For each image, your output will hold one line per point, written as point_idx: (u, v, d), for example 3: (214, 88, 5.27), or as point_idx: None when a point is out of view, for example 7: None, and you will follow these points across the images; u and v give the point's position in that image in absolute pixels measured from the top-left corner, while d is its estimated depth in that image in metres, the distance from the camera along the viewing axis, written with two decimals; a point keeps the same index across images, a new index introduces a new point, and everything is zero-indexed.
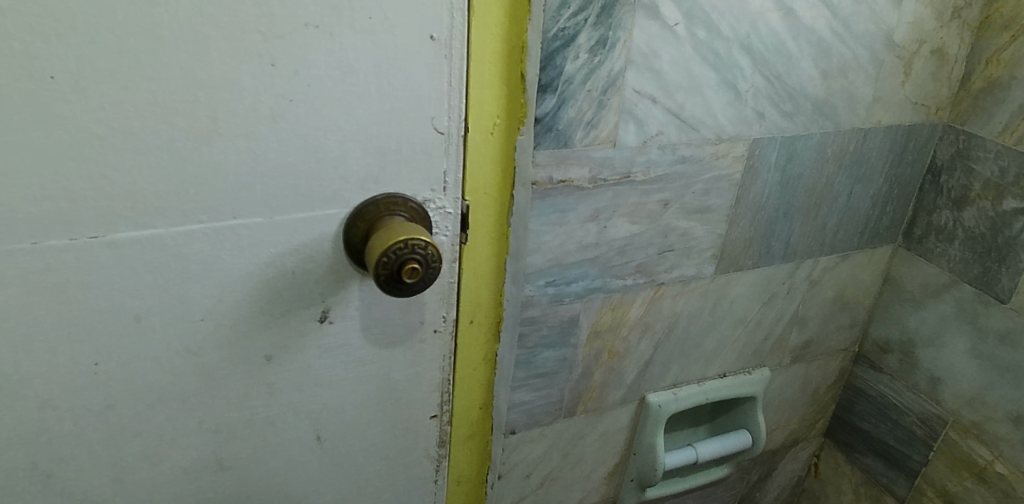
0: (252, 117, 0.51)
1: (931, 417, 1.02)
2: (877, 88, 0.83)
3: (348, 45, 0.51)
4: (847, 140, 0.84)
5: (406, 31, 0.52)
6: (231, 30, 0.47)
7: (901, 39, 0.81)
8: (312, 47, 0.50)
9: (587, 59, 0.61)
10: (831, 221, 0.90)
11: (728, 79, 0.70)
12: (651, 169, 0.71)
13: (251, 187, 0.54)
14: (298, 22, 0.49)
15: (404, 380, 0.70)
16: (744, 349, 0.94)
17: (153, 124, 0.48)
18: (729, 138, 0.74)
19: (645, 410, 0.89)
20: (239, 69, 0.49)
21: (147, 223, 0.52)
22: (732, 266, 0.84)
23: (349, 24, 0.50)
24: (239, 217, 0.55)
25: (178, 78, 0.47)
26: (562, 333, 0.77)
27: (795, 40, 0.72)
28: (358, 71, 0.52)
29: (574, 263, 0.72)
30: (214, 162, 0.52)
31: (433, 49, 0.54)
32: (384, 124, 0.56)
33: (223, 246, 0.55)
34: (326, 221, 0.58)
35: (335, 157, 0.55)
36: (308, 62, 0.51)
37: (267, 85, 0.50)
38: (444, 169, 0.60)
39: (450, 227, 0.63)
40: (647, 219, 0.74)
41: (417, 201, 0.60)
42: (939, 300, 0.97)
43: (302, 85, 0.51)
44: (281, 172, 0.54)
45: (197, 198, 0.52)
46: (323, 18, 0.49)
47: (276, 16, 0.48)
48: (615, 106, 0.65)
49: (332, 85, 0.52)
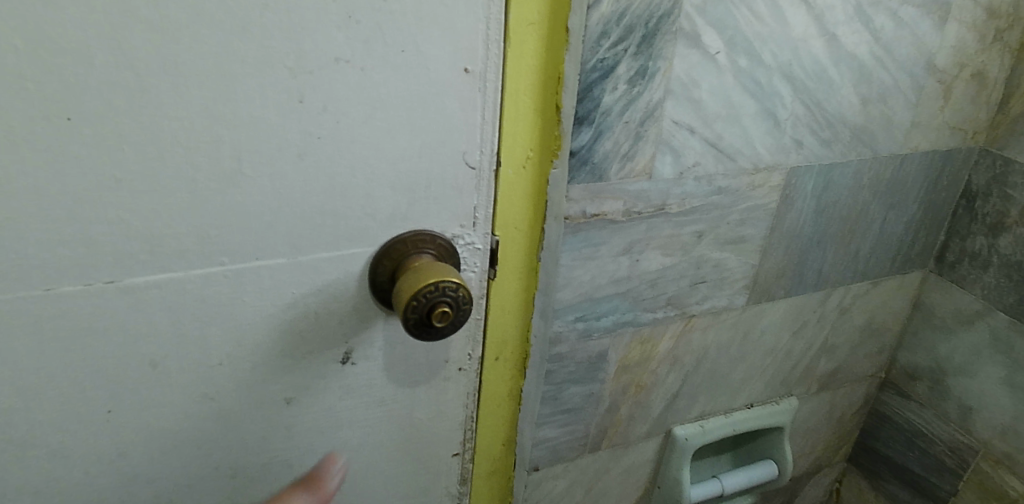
0: (277, 156, 0.48)
1: (961, 446, 0.99)
2: (915, 113, 0.80)
3: (379, 80, 0.47)
4: (883, 167, 0.81)
5: (440, 64, 0.49)
6: (256, 66, 0.44)
7: (942, 63, 0.78)
8: (341, 83, 0.47)
9: (626, 90, 0.58)
10: (864, 247, 0.87)
11: (768, 107, 0.67)
12: (686, 201, 0.68)
13: (276, 227, 0.50)
14: (328, 57, 0.45)
15: (427, 419, 0.67)
16: (772, 378, 0.91)
17: (174, 165, 0.45)
18: (767, 167, 0.71)
19: (671, 443, 0.86)
20: (265, 106, 0.46)
21: (165, 267, 0.49)
22: (763, 296, 0.81)
23: (380, 57, 0.47)
24: (262, 258, 0.51)
25: (200, 117, 0.44)
26: (590, 369, 0.74)
27: (836, 67, 0.69)
28: (388, 107, 0.49)
29: (604, 297, 0.69)
30: (236, 203, 0.48)
31: (467, 82, 0.50)
32: (415, 160, 0.52)
33: (245, 287, 0.52)
34: (353, 259, 0.55)
35: (363, 196, 0.52)
36: (336, 99, 0.47)
37: (293, 123, 0.47)
38: (473, 205, 0.56)
39: (478, 263, 0.59)
40: (680, 250, 0.71)
41: (446, 237, 0.56)
42: (971, 328, 0.94)
43: (330, 121, 0.48)
44: (305, 210, 0.51)
45: (219, 240, 0.49)
46: (355, 52, 0.46)
47: (305, 51, 0.45)
48: (652, 137, 0.62)
49: (361, 121, 0.49)
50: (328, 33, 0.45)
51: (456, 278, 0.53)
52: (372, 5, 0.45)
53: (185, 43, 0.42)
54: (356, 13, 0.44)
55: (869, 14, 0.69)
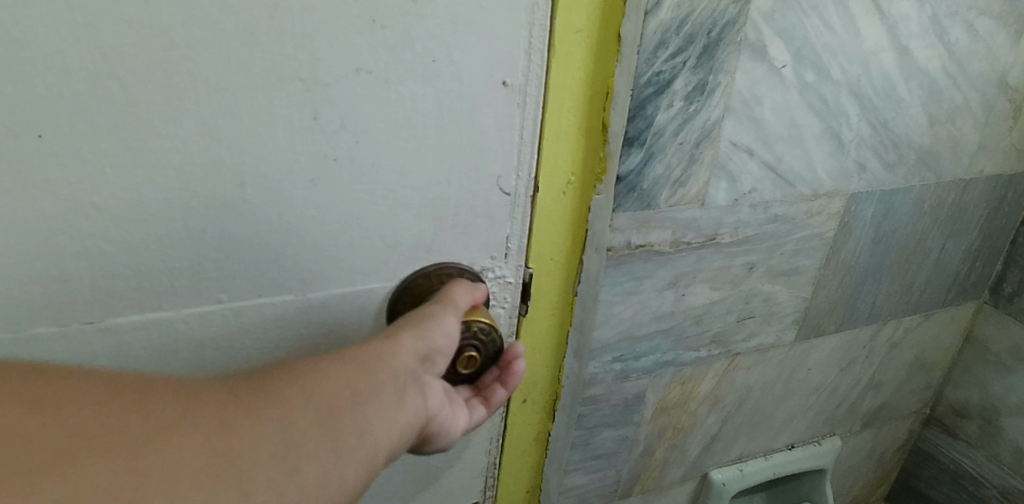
0: (285, 182, 0.41)
1: (1015, 491, 0.92)
2: (983, 135, 0.73)
3: (406, 94, 0.41)
4: (946, 192, 0.74)
5: (477, 77, 0.42)
6: (264, 76, 0.37)
7: (1015, 81, 0.71)
8: (363, 99, 0.40)
9: (682, 108, 0.51)
10: (920, 278, 0.80)
11: (833, 127, 0.60)
12: (739, 230, 0.61)
13: (282, 262, 0.43)
14: (349, 67, 0.38)
15: (447, 469, 0.58)
16: (815, 417, 0.84)
17: (166, 193, 0.38)
18: (827, 193, 0.64)
19: (707, 488, 0.79)
20: (273, 123, 0.39)
21: (155, 305, 0.41)
22: (813, 331, 0.74)
23: (408, 68, 0.40)
24: (266, 295, 0.44)
25: (198, 137, 0.37)
26: (625, 412, 0.67)
27: (906, 83, 0.62)
28: (415, 125, 0.42)
29: (644, 335, 0.62)
30: (239, 233, 0.41)
31: (507, 97, 0.43)
32: (443, 186, 0.45)
33: (244, 328, 0.45)
34: (370, 295, 0.47)
35: (384, 226, 0.45)
36: (356, 115, 0.40)
37: (305, 145, 0.40)
38: (507, 234, 0.50)
39: (508, 298, 0.53)
40: (730, 283, 0.64)
41: (474, 270, 0.49)
42: None
43: (348, 140, 0.41)
44: (314, 240, 0.43)
45: (216, 277, 0.42)
46: (380, 61, 0.39)
47: (321, 60, 0.38)
48: (707, 161, 0.55)
49: (384, 139, 0.42)
50: (348, 38, 0.38)
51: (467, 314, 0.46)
52: (400, 7, 0.38)
53: (182, 48, 0.35)
54: (383, 15, 0.38)
55: (946, 25, 0.62)
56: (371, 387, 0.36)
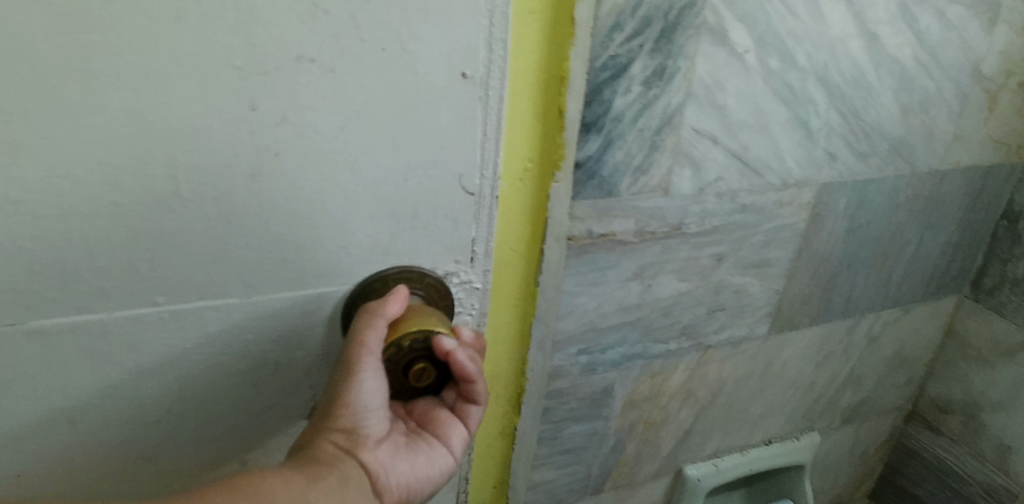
0: (224, 176, 0.39)
1: (997, 488, 0.90)
2: (958, 125, 0.72)
3: (352, 84, 0.39)
4: (922, 184, 0.74)
5: (432, 68, 0.41)
6: (194, 62, 0.36)
7: (989, 70, 0.70)
8: (304, 88, 0.38)
9: (641, 93, 0.50)
10: (898, 271, 0.79)
11: (800, 115, 0.59)
12: (706, 220, 0.60)
13: (224, 262, 0.42)
14: (288, 54, 0.37)
15: None
16: (793, 413, 0.83)
17: (94, 187, 0.37)
18: (796, 183, 0.63)
19: (682, 484, 0.78)
20: (206, 114, 0.37)
21: (90, 304, 0.40)
22: (787, 324, 0.73)
23: (355, 57, 0.39)
24: (206, 298, 0.43)
25: (127, 128, 0.36)
26: (593, 405, 0.66)
27: (876, 71, 0.61)
28: (366, 119, 0.41)
29: (610, 327, 0.61)
30: (174, 232, 0.40)
31: (465, 91, 0.42)
32: (399, 185, 0.44)
33: (186, 331, 0.43)
34: (325, 299, 0.46)
35: (334, 226, 0.43)
36: (298, 105, 0.39)
37: (244, 136, 0.38)
38: (472, 238, 0.48)
39: (476, 304, 0.52)
40: (698, 275, 0.63)
41: (437, 275, 0.48)
42: (1013, 361, 0.86)
43: (292, 134, 0.39)
44: (262, 241, 0.42)
45: (153, 277, 0.41)
46: (322, 50, 0.38)
47: (256, 44, 0.36)
48: (669, 148, 0.54)
49: (332, 134, 0.40)
50: (285, 23, 0.36)
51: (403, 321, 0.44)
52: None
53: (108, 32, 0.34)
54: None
55: (915, 12, 0.61)
56: (301, 484, 0.39)
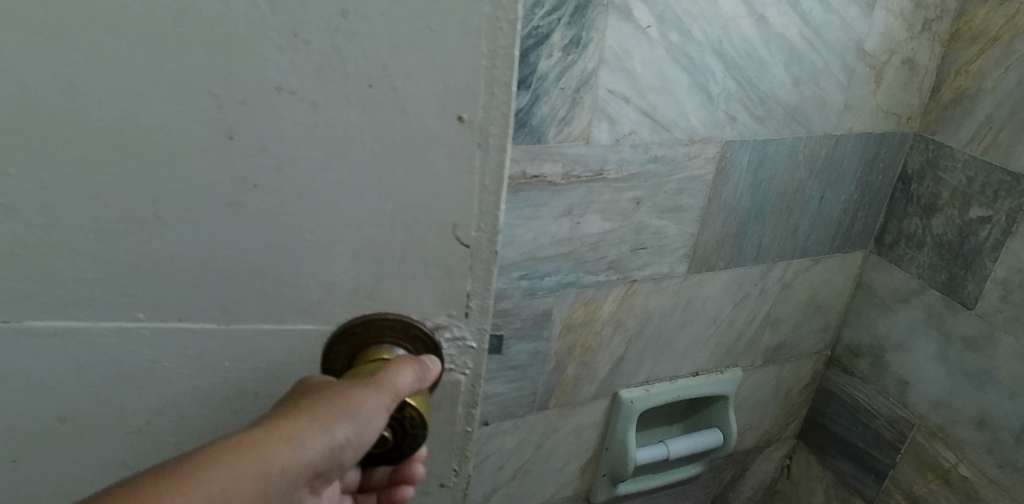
0: (200, 204, 0.33)
1: (899, 419, 1.02)
2: (848, 96, 0.85)
3: (337, 122, 0.32)
4: (819, 146, 0.87)
5: (426, 107, 0.32)
6: (170, 87, 0.30)
7: (872, 48, 0.84)
8: (284, 122, 0.31)
9: (561, 58, 0.63)
10: (803, 225, 0.92)
11: (700, 81, 0.72)
12: (624, 168, 0.72)
13: (203, 288, 0.35)
14: (265, 84, 0.30)
15: None
16: (717, 348, 0.95)
17: (72, 193, 0.31)
18: (701, 139, 0.76)
19: (617, 406, 0.91)
20: (182, 144, 0.31)
21: (61, 314, 0.35)
22: (704, 265, 0.86)
23: (339, 92, 0.31)
24: (186, 320, 0.36)
25: (96, 139, 0.30)
26: (535, 327, 0.78)
27: (766, 46, 0.74)
28: (352, 155, 0.33)
29: (546, 257, 0.74)
30: (150, 253, 0.34)
31: (462, 138, 0.34)
32: (385, 229, 0.35)
33: (170, 360, 0.37)
34: (299, 338, 0.38)
35: (307, 267, 0.36)
36: (277, 136, 0.32)
37: (219, 169, 0.32)
38: (468, 292, 0.39)
39: (471, 364, 0.43)
40: (621, 216, 0.76)
41: (428, 326, 0.40)
42: (908, 305, 0.99)
43: (270, 166, 0.32)
44: (226, 281, 0.35)
45: (132, 293, 0.35)
46: (303, 80, 0.31)
47: (234, 74, 0.30)
48: (588, 104, 0.66)
49: (309, 170, 0.33)
50: (262, 54, 0.30)
51: (408, 399, 0.38)
52: (325, 23, 0.29)
53: (62, 35, 0.28)
54: (306, 30, 0.29)
55: None
56: None
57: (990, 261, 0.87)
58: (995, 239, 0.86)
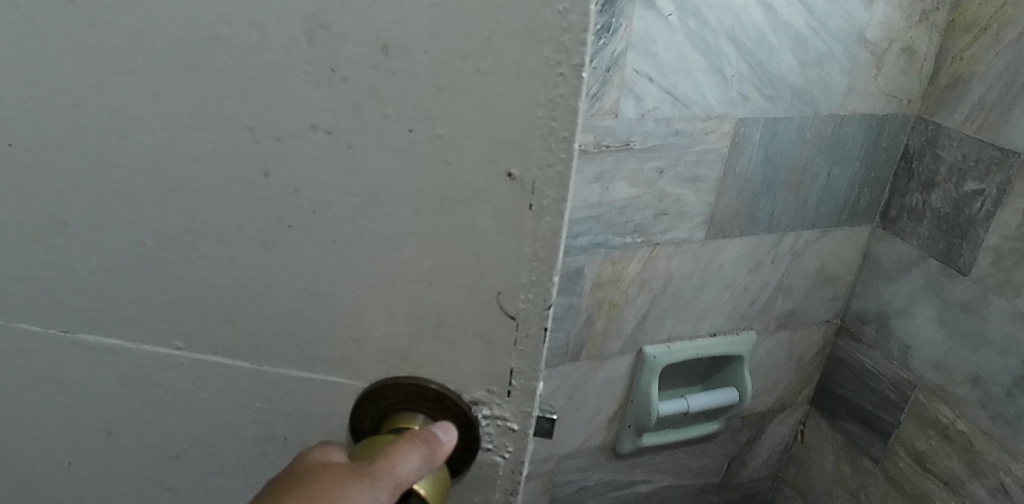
0: (236, 240, 0.31)
1: (902, 381, 1.10)
2: (852, 79, 0.95)
3: (371, 165, 0.29)
4: (825, 125, 0.96)
5: (472, 157, 0.28)
6: (208, 118, 0.28)
7: (873, 36, 0.93)
8: (320, 165, 0.29)
9: (593, 41, 0.74)
10: (812, 198, 1.02)
11: (716, 63, 0.82)
12: (648, 140, 0.83)
13: (237, 323, 0.34)
14: (300, 122, 0.28)
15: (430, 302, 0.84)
16: (732, 311, 1.05)
17: (123, 212, 0.31)
18: (717, 116, 0.86)
19: (641, 361, 1.00)
20: (219, 177, 0.30)
21: (110, 330, 0.35)
22: (720, 232, 0.96)
23: (375, 134, 0.28)
24: (221, 354, 0.35)
25: (141, 165, 0.30)
26: (568, 282, 0.89)
27: (775, 33, 0.84)
28: (389, 203, 0.30)
29: (579, 218, 0.85)
30: (176, 282, 0.33)
31: (512, 199, 0.29)
32: (421, 285, 0.32)
33: (201, 392, 0.36)
34: (339, 387, 0.35)
35: (340, 312, 0.33)
36: (313, 178, 0.29)
37: (254, 205, 0.30)
38: (513, 367, 0.34)
39: (511, 448, 0.37)
40: (645, 183, 0.86)
41: (465, 396, 0.35)
42: (910, 275, 1.07)
43: (304, 209, 0.30)
44: (256, 320, 0.34)
45: (172, 318, 0.34)
46: (340, 120, 0.28)
47: (271, 109, 0.28)
48: (617, 82, 0.77)
49: (341, 219, 0.30)
50: (297, 90, 0.27)
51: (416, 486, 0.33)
52: (365, 59, 0.26)
53: (113, 56, 0.27)
54: (342, 65, 0.27)
55: None
56: None
57: (983, 230, 0.96)
58: (988, 209, 0.95)
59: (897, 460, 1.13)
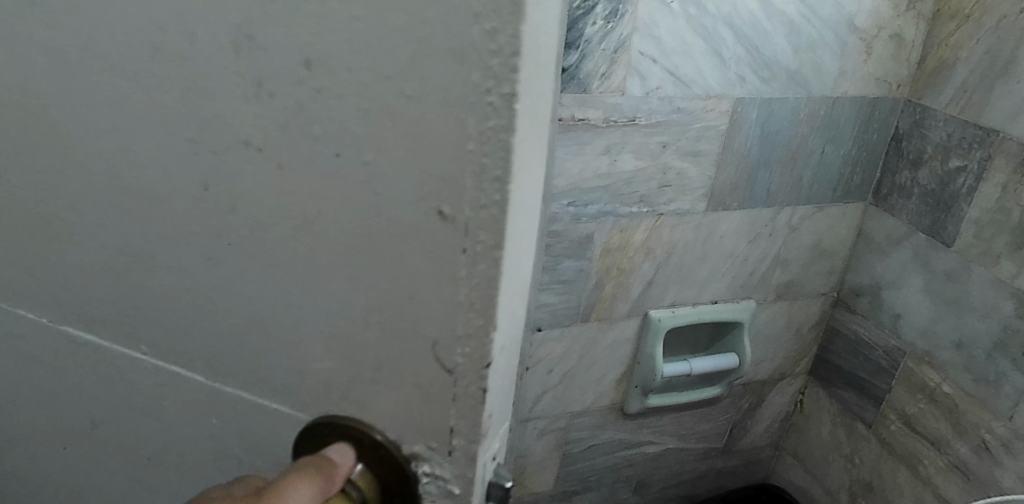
0: (195, 239, 0.39)
1: (893, 349, 1.18)
2: (843, 64, 1.02)
3: (303, 185, 0.35)
4: (818, 106, 1.04)
5: (398, 189, 0.33)
6: (173, 130, 0.36)
7: (862, 24, 1.01)
8: (261, 179, 0.35)
9: (602, 25, 0.83)
10: (807, 175, 1.10)
11: (714, 47, 0.90)
12: (652, 116, 0.91)
13: (204, 308, 0.41)
14: (238, 138, 0.35)
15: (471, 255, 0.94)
16: (733, 281, 1.13)
17: (115, 203, 0.40)
18: (716, 95, 0.94)
19: (647, 324, 1.09)
20: (177, 183, 0.38)
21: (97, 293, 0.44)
22: (721, 205, 1.04)
23: (307, 159, 0.34)
24: (191, 333, 0.43)
25: (125, 169, 0.39)
26: (580, 248, 0.97)
27: (769, 20, 0.92)
28: (328, 228, 0.35)
29: (589, 188, 0.93)
30: (159, 268, 0.41)
31: (448, 236, 0.33)
32: (357, 308, 0.37)
33: (213, 362, 0.44)
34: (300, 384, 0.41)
35: (320, 307, 0.38)
36: (263, 191, 0.36)
37: (211, 211, 0.38)
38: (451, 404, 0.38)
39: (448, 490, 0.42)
40: (649, 157, 0.94)
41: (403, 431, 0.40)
42: (900, 248, 1.15)
43: (247, 222, 0.37)
44: (217, 306, 0.41)
45: (152, 293, 0.43)
46: (275, 139, 0.34)
47: (216, 124, 0.35)
48: (624, 63, 0.86)
49: (282, 237, 0.37)
50: (240, 105, 0.34)
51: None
52: (291, 75, 0.32)
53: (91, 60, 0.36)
54: (267, 80, 0.33)
55: None
56: None
57: (965, 204, 1.03)
58: (970, 184, 1.02)
59: (888, 424, 1.20)
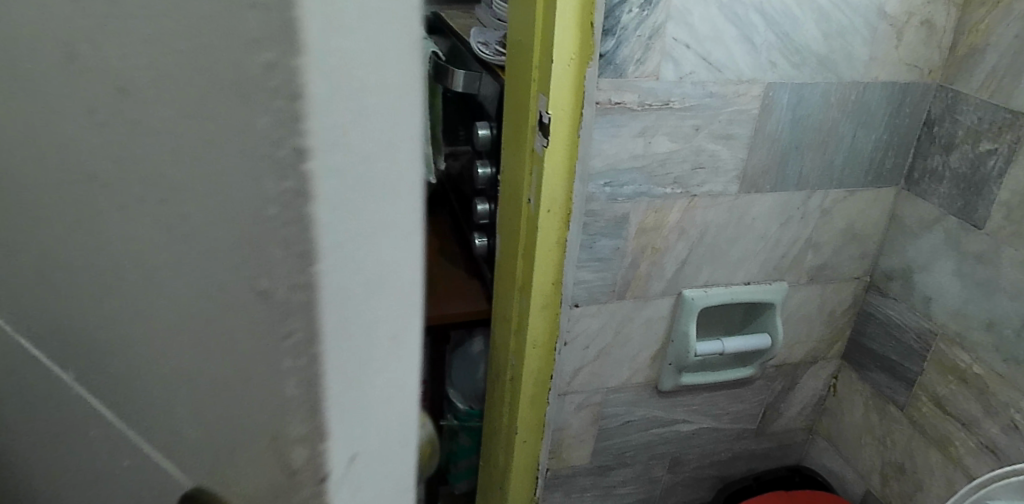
0: (41, 270, 0.31)
1: (924, 332, 1.19)
2: (873, 50, 1.05)
3: (119, 233, 0.25)
4: (849, 91, 1.07)
5: (215, 256, 0.23)
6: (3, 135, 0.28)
7: (892, 11, 1.03)
8: (80, 212, 0.26)
9: (638, 13, 0.88)
10: (839, 159, 1.13)
11: (746, 34, 0.95)
12: (685, 100, 0.96)
13: (62, 350, 0.33)
14: (62, 151, 0.25)
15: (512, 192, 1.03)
16: (765, 262, 1.17)
17: None
18: (748, 80, 0.98)
19: (681, 303, 1.13)
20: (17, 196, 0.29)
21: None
22: (753, 187, 1.08)
23: (121, 200, 0.24)
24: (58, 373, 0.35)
25: None
26: (616, 226, 1.02)
27: (800, 7, 0.96)
28: (159, 293, 0.26)
29: (625, 169, 0.98)
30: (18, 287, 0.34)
31: (267, 327, 0.23)
32: (192, 394, 0.28)
33: (78, 402, 0.36)
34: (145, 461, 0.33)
35: (152, 383, 0.29)
36: (90, 228, 0.26)
37: (46, 238, 0.29)
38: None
39: None
40: (683, 139, 0.99)
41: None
42: (932, 232, 1.17)
43: (75, 258, 0.28)
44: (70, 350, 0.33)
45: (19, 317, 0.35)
46: (95, 169, 0.25)
47: (38, 132, 0.26)
48: (658, 49, 0.91)
49: (108, 291, 0.27)
50: (62, 123, 0.24)
51: None
52: (103, 95, 0.22)
53: None
54: (88, 96, 0.23)
55: None
56: None
57: (995, 186, 1.05)
58: (1000, 167, 1.04)
59: (920, 405, 1.22)
